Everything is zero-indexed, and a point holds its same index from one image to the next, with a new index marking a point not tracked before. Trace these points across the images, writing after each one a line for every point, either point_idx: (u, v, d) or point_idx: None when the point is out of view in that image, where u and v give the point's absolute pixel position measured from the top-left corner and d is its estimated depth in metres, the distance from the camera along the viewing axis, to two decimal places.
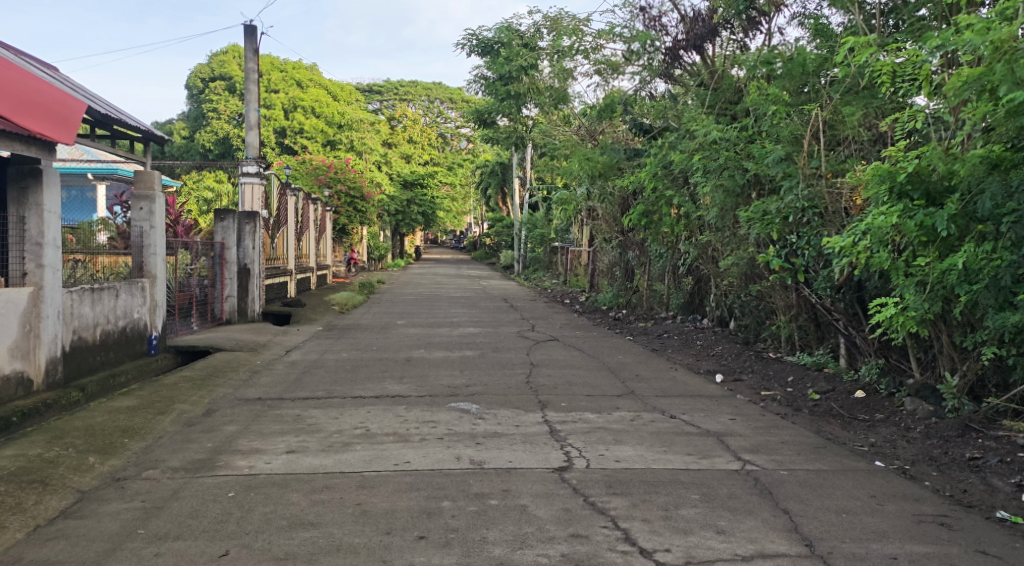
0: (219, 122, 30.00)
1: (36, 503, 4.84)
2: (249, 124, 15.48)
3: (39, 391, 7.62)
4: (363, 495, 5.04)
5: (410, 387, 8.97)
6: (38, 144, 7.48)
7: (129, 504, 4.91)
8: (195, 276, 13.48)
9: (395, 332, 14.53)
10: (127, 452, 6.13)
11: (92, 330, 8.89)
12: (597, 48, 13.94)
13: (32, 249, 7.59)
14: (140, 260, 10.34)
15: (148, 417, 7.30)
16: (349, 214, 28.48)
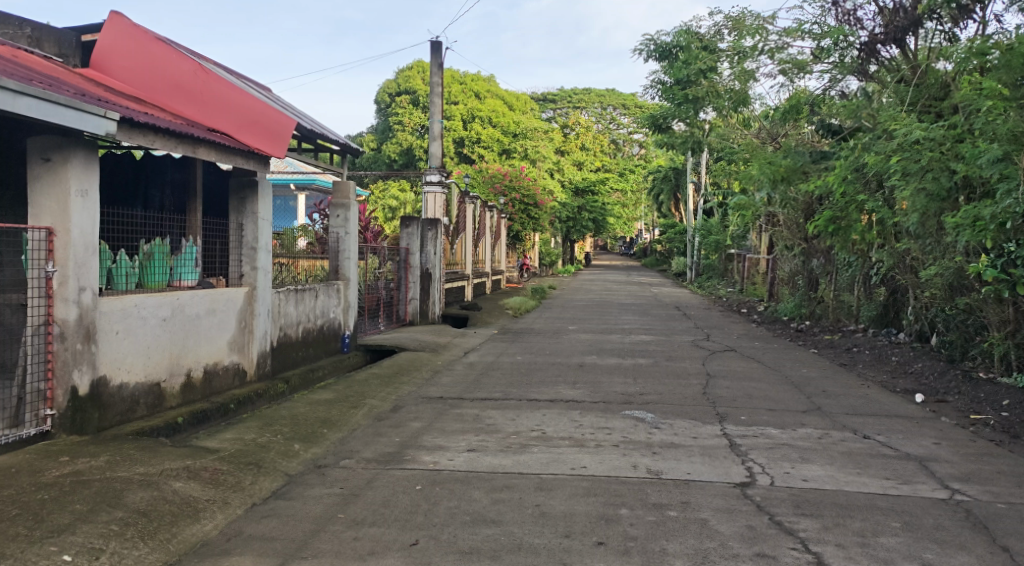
0: (404, 134, 31.76)
1: (253, 483, 5.33)
2: (433, 135, 16.24)
3: (251, 381, 8.44)
4: (541, 497, 5.13)
5: (584, 393, 9.01)
6: (256, 157, 8.10)
7: (330, 490, 5.30)
8: (383, 279, 14.33)
9: (567, 338, 14.64)
10: (326, 442, 6.62)
11: (296, 328, 9.68)
12: (782, 47, 13.35)
13: (247, 253, 8.38)
14: (336, 264, 11.14)
15: (344, 410, 7.85)
16: (523, 221, 28.97)
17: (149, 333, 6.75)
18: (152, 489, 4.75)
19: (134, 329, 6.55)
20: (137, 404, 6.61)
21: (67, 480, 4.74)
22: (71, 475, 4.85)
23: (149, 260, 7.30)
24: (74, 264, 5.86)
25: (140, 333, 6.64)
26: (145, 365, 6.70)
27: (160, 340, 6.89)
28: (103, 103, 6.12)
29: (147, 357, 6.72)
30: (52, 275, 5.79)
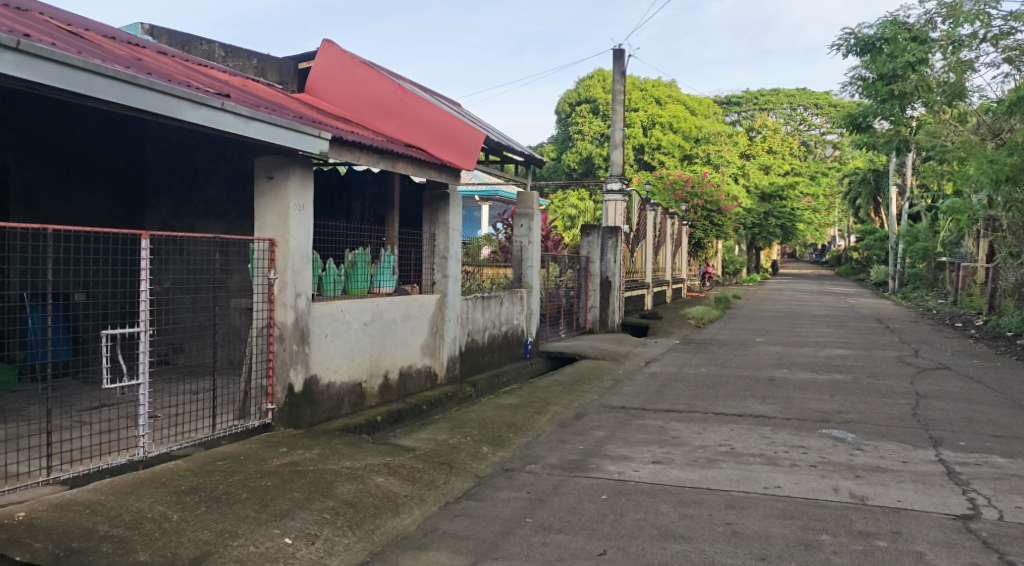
0: (583, 142, 31.98)
1: (446, 482, 5.56)
2: (615, 143, 16.22)
3: (441, 384, 8.82)
4: (733, 515, 4.94)
5: (776, 408, 8.59)
6: (449, 170, 8.43)
7: (518, 494, 5.40)
8: (563, 287, 14.51)
9: (755, 350, 14.01)
10: (513, 446, 6.78)
11: (483, 333, 10.00)
12: (1008, 32, 12.07)
13: (439, 262, 8.79)
14: (519, 272, 11.41)
15: (528, 415, 7.99)
16: (705, 228, 28.12)
17: (353, 336, 7.24)
18: (357, 482, 5.08)
19: (340, 332, 7.05)
20: (343, 402, 7.12)
21: (285, 469, 5.19)
22: (289, 465, 5.31)
23: (353, 268, 7.78)
24: (292, 271, 6.41)
25: (345, 336, 7.14)
26: (349, 365, 7.20)
27: (362, 343, 7.38)
28: (317, 124, 6.67)
29: (352, 358, 7.22)
30: (274, 281, 6.38)
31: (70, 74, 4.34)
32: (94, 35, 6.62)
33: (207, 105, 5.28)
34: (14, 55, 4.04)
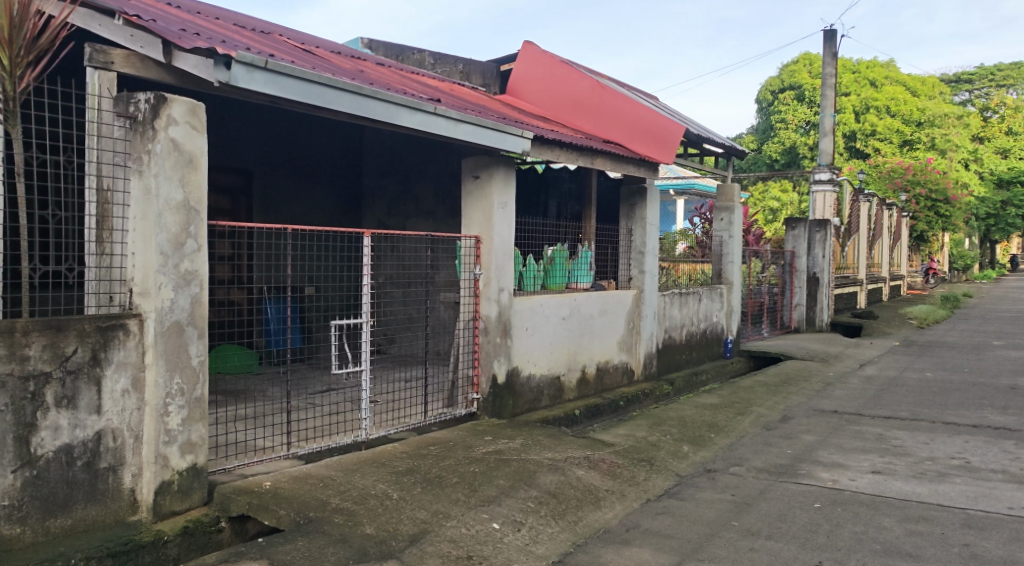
0: (787, 131, 30.32)
1: (646, 479, 5.52)
2: (825, 130, 15.29)
3: (638, 381, 8.77)
4: (970, 536, 4.49)
5: (1019, 421, 7.68)
6: (647, 165, 8.33)
7: (722, 496, 5.26)
8: (766, 283, 13.90)
9: (991, 354, 12.58)
10: (715, 447, 6.60)
11: (680, 330, 9.81)
12: None
13: (635, 258, 8.71)
14: (719, 267, 11.03)
15: (731, 416, 7.74)
16: (929, 219, 25.67)
17: (552, 330, 7.39)
18: (559, 474, 5.18)
19: (540, 326, 7.21)
20: (542, 395, 7.29)
21: (491, 457, 5.41)
22: (494, 453, 5.52)
23: (551, 264, 7.92)
24: (495, 267, 6.65)
25: (545, 330, 7.30)
26: (548, 359, 7.35)
27: (561, 337, 7.50)
28: (519, 124, 6.87)
29: (550, 352, 7.37)
30: (478, 276, 6.66)
31: (307, 87, 4.77)
32: (323, 51, 7.27)
33: (422, 110, 5.60)
34: (264, 72, 4.48)
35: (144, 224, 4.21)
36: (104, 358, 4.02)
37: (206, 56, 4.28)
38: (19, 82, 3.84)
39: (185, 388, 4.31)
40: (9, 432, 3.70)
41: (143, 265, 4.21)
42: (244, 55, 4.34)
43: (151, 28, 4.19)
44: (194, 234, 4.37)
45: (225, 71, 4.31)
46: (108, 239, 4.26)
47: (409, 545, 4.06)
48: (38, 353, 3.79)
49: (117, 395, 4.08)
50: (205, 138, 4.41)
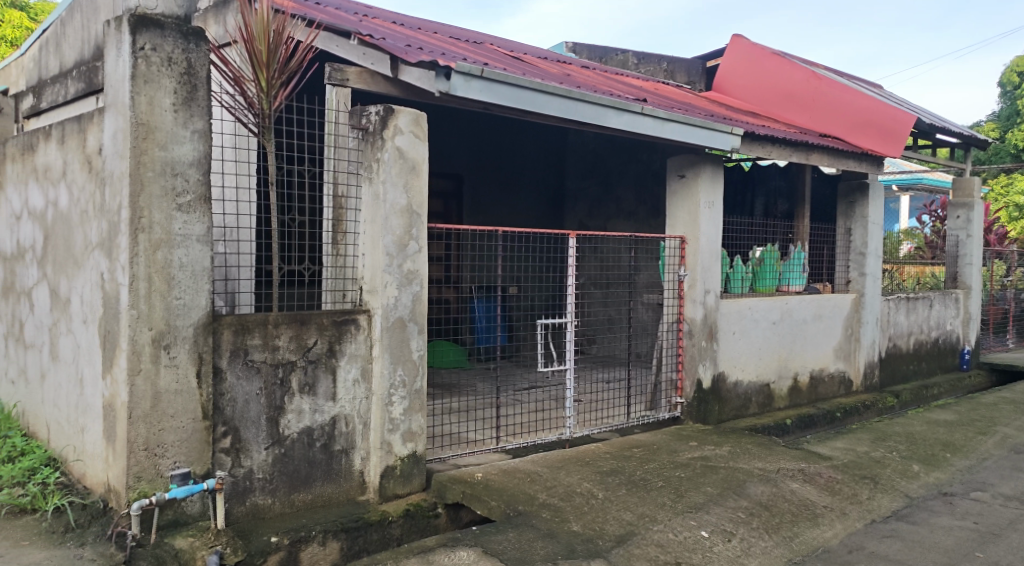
0: None
1: (871, 498, 5.13)
2: None
3: (858, 392, 8.17)
4: None
5: None
6: (869, 160, 7.73)
7: (962, 523, 4.78)
8: (1011, 288, 12.40)
9: None
10: (952, 468, 5.99)
11: (907, 339, 9.01)
12: None
13: (855, 259, 8.13)
14: (954, 270, 9.99)
15: (969, 435, 6.99)
16: None
17: (761, 335, 7.08)
18: (772, 485, 4.95)
19: (748, 331, 6.95)
20: (750, 402, 7.01)
21: (698, 463, 5.29)
22: (701, 459, 5.39)
23: (760, 265, 7.54)
24: (702, 268, 6.48)
25: (753, 335, 7.01)
26: (757, 365, 7.06)
27: (770, 342, 7.17)
28: (728, 121, 6.66)
29: (759, 358, 7.07)
30: (683, 278, 6.54)
31: (519, 93, 4.92)
32: (531, 58, 7.47)
33: (629, 111, 5.58)
34: (480, 81, 4.68)
35: (374, 228, 4.55)
36: (339, 350, 4.42)
37: (429, 68, 4.54)
38: (273, 100, 4.30)
39: (406, 380, 4.60)
40: (263, 413, 4.16)
41: (373, 266, 4.57)
42: (463, 65, 4.57)
43: (381, 45, 4.58)
44: (416, 236, 4.65)
45: (446, 81, 4.56)
46: (342, 241, 4.67)
47: (616, 546, 4.06)
48: (286, 343, 4.23)
49: (349, 383, 4.47)
50: (427, 146, 4.68)
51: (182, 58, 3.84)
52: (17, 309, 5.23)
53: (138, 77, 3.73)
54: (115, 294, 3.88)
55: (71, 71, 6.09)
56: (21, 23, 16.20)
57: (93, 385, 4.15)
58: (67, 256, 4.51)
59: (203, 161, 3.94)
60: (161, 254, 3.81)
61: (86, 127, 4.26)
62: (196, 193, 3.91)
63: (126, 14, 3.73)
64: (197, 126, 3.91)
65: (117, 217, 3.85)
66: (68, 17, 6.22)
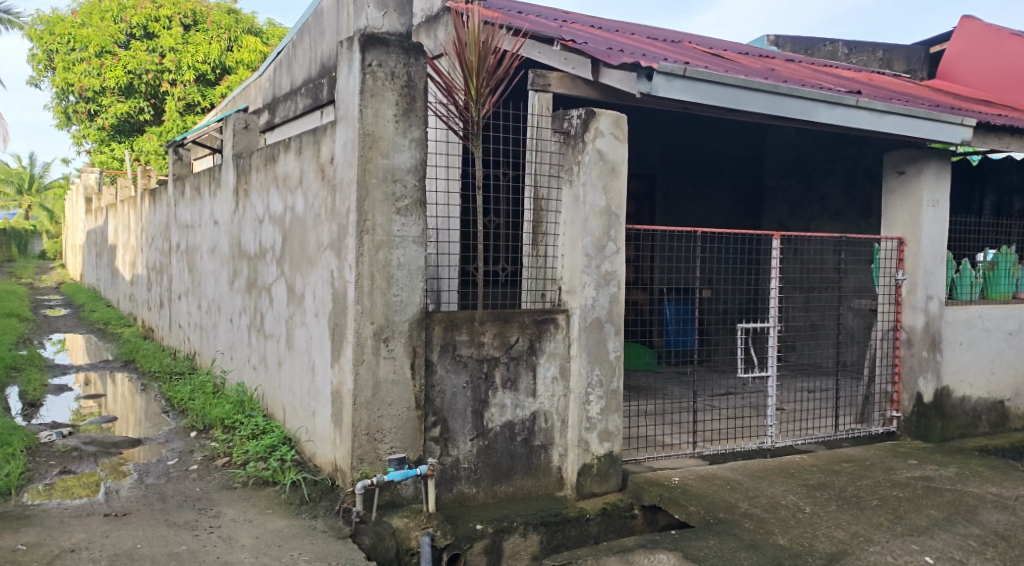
0: None
1: None
2: None
3: None
4: None
5: None
6: None
7: None
8: None
9: None
10: None
11: None
12: None
13: None
14: None
15: None
16: None
17: (993, 346, 6.41)
18: (1009, 513, 4.48)
19: (978, 341, 6.32)
20: (980, 420, 6.36)
21: (919, 483, 4.89)
22: (922, 479, 4.98)
23: (993, 270, 6.72)
24: (923, 272, 5.97)
25: (984, 346, 6.36)
26: (989, 381, 6.39)
27: (1005, 355, 6.48)
28: (957, 111, 6.09)
29: (991, 373, 6.40)
30: (901, 282, 6.05)
31: (723, 91, 4.79)
32: (733, 54, 7.26)
33: (842, 104, 5.26)
34: (682, 80, 4.59)
35: (573, 229, 4.63)
36: (539, 348, 4.54)
37: (631, 69, 4.54)
38: (482, 108, 4.50)
39: (603, 380, 4.64)
40: (469, 406, 4.37)
41: (572, 267, 4.64)
42: (665, 65, 4.48)
43: (583, 49, 4.68)
44: (614, 237, 4.67)
45: (648, 83, 4.53)
46: (542, 243, 4.79)
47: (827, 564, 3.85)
48: (490, 340, 4.41)
49: (548, 381, 4.58)
50: (627, 147, 4.68)
51: (403, 72, 4.14)
52: (259, 303, 5.86)
53: (367, 91, 4.05)
54: (343, 290, 4.25)
55: (301, 87, 6.74)
56: (257, 47, 18.09)
57: (323, 373, 4.57)
58: (301, 255, 5.00)
59: (419, 168, 4.21)
60: (383, 254, 4.12)
61: (319, 139, 4.69)
62: (413, 198, 4.19)
63: (358, 34, 4.08)
64: (415, 134, 4.19)
65: (346, 221, 4.21)
66: (299, 40, 6.87)
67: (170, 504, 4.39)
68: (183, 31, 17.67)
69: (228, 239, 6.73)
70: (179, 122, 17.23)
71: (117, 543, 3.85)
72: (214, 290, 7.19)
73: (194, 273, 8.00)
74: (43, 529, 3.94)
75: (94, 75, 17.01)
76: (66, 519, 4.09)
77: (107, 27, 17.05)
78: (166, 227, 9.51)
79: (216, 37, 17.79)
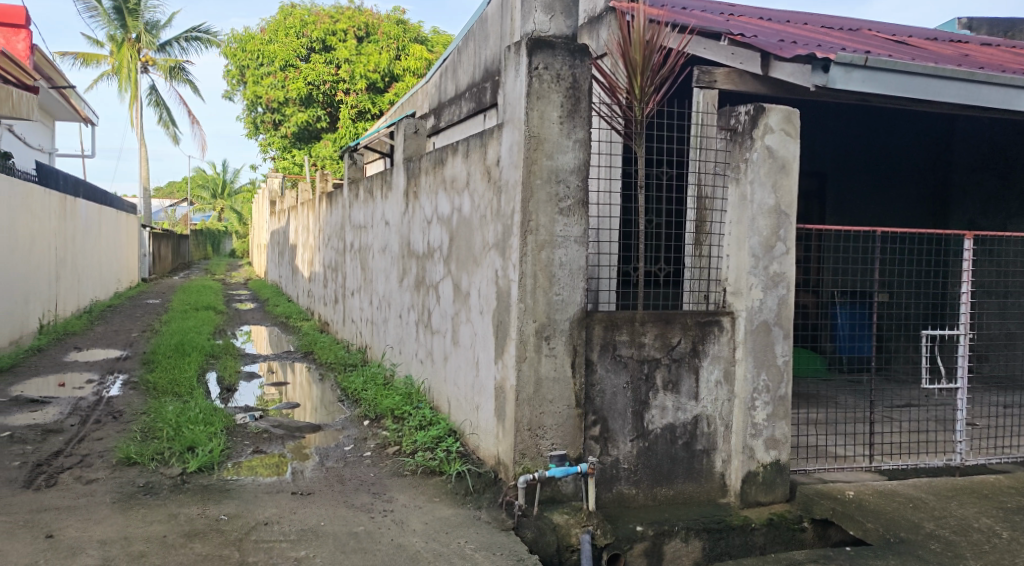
0: None
1: None
2: None
3: None
4: None
5: None
6: None
7: None
8: None
9: None
10: None
11: None
12: None
13: None
14: None
15: None
16: None
17: None
18: None
19: None
20: None
21: None
22: None
23: None
24: None
25: None
26: None
27: None
28: None
29: None
30: None
31: (909, 81, 4.52)
32: (916, 40, 6.76)
33: None
34: (862, 71, 4.38)
35: (739, 229, 4.49)
36: (702, 351, 4.45)
37: (805, 62, 4.39)
38: (645, 107, 4.47)
39: (771, 385, 4.47)
40: (629, 406, 4.35)
41: (737, 267, 4.50)
42: (844, 56, 4.30)
43: (753, 43, 4.53)
44: (783, 237, 4.48)
45: (824, 75, 4.37)
46: (706, 243, 4.68)
47: None
48: (651, 341, 4.37)
49: (711, 385, 4.48)
50: (798, 143, 4.48)
51: (569, 74, 4.19)
52: (427, 300, 6.12)
53: (533, 94, 4.14)
54: (508, 289, 4.36)
55: (466, 92, 6.98)
56: (422, 55, 19.04)
57: (487, 369, 4.70)
58: (467, 255, 5.17)
59: (582, 168, 4.24)
60: (545, 253, 4.19)
61: (486, 142, 4.83)
62: (576, 198, 4.23)
63: (525, 38, 4.17)
64: (579, 135, 4.23)
65: (511, 221, 4.31)
66: (464, 46, 7.10)
67: (348, 487, 4.69)
68: (357, 43, 18.71)
69: (398, 239, 7.07)
70: (352, 129, 18.26)
71: (304, 519, 4.15)
72: (385, 287, 7.58)
73: (366, 271, 8.47)
74: (241, 502, 4.33)
75: (279, 87, 18.41)
76: (260, 494, 4.47)
77: (290, 42, 18.36)
78: (342, 228, 10.12)
79: (386, 47, 18.75)
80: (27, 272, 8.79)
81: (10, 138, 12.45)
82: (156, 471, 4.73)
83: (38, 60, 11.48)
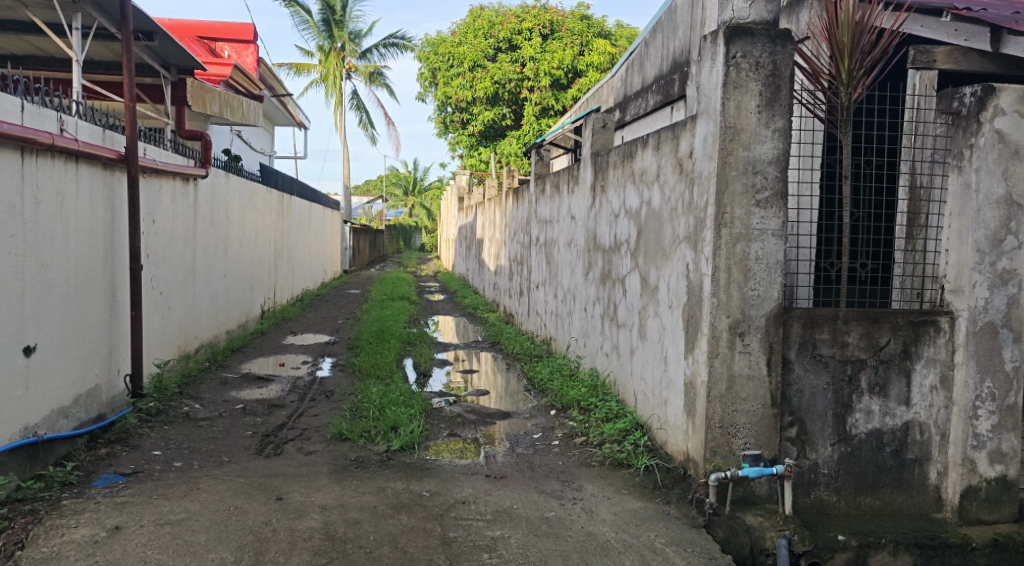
0: None
1: None
2: None
3: None
4: None
5: None
6: None
7: None
8: None
9: None
10: None
11: None
12: None
13: None
14: None
15: None
16: None
17: None
18: None
19: None
20: None
21: None
22: None
23: None
24: None
25: None
26: None
27: None
28: None
29: None
30: None
31: None
32: None
33: None
34: None
35: (961, 221, 4.12)
36: (914, 352, 4.14)
37: None
38: (852, 92, 4.21)
39: (996, 393, 4.07)
40: (830, 408, 4.14)
41: (957, 263, 4.13)
42: None
43: (982, 18, 4.16)
44: (1015, 231, 4.06)
45: None
46: (920, 237, 4.35)
47: None
48: (856, 341, 4.12)
49: (925, 389, 4.16)
50: None
51: (769, 61, 4.04)
52: (613, 293, 6.12)
53: (730, 84, 4.02)
54: (700, 283, 4.28)
55: (653, 84, 6.91)
56: (606, 49, 18.93)
57: (677, 364, 4.64)
58: (657, 248, 5.12)
59: (781, 159, 4.08)
60: (741, 246, 4.07)
61: (678, 134, 4.76)
62: (774, 190, 4.08)
63: (723, 27, 4.06)
64: (778, 124, 4.07)
65: (704, 214, 4.22)
66: (653, 38, 7.03)
67: (538, 473, 4.82)
68: (541, 41, 19.06)
69: (585, 233, 7.12)
70: (535, 125, 18.59)
71: (498, 501, 4.33)
72: (570, 280, 7.66)
73: (552, 264, 8.62)
74: (439, 480, 4.58)
75: (467, 87, 19.10)
76: (457, 474, 4.70)
77: (478, 43, 18.99)
78: (528, 222, 10.34)
79: (569, 43, 18.88)
80: (253, 263, 9.76)
81: (238, 142, 13.86)
82: (364, 447, 5.10)
83: (263, 71, 12.67)
